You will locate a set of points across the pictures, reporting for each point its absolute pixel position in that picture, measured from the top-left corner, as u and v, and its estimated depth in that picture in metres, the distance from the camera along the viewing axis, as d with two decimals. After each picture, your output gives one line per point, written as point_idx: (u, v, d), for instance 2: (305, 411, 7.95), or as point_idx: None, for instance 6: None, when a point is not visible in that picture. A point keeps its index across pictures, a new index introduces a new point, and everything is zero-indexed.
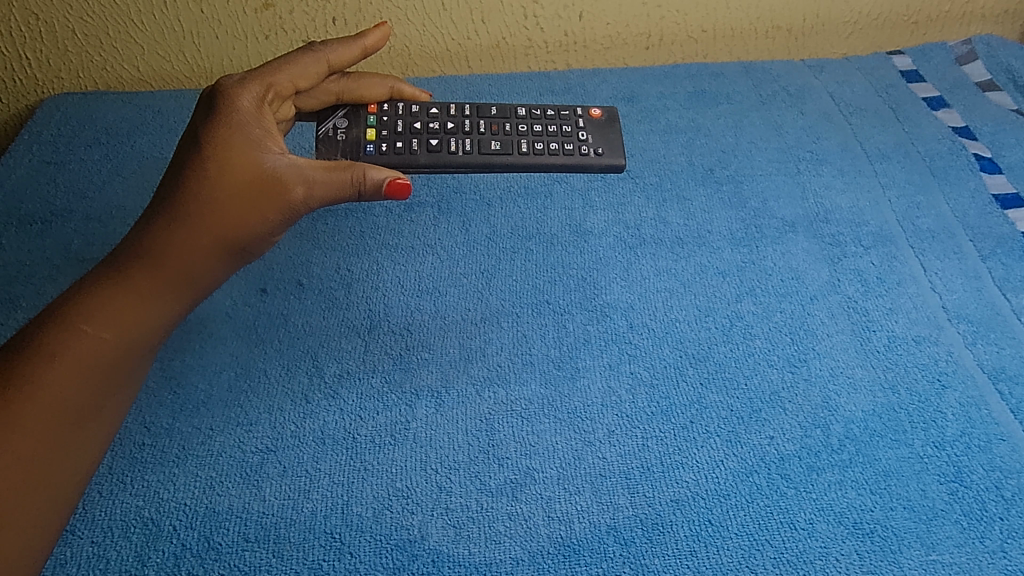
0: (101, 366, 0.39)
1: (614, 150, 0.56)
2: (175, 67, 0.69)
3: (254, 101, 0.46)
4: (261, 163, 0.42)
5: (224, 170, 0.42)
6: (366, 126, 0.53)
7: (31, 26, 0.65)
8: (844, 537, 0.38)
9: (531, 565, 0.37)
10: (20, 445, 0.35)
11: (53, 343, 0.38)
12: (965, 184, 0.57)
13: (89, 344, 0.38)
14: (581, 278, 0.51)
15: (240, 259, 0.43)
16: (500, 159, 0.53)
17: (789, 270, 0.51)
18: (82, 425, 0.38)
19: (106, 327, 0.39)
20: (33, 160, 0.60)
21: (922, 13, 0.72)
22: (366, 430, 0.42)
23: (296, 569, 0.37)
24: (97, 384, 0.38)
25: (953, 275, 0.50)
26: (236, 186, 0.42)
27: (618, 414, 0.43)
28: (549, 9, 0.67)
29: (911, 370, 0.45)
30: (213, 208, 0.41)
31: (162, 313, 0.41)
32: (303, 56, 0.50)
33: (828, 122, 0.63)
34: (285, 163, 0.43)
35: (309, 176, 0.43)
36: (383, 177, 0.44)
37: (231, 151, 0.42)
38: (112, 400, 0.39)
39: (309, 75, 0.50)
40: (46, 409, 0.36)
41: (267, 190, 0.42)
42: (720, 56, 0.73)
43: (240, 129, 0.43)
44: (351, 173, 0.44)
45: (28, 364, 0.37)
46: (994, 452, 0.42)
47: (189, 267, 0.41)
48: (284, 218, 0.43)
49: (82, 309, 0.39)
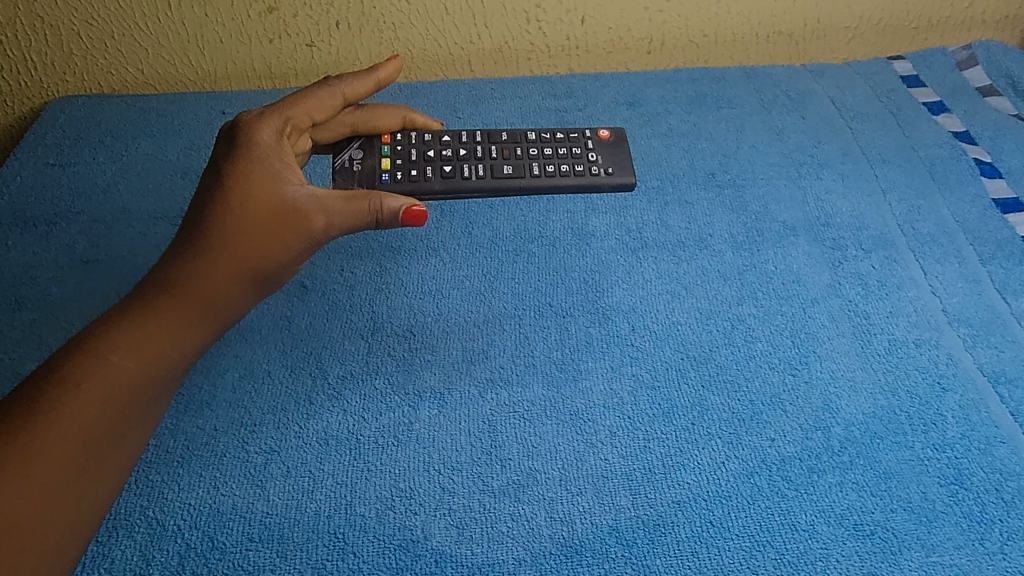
0: (125, 395, 0.38)
1: (624, 168, 0.55)
2: (179, 70, 0.69)
3: (274, 135, 0.46)
4: (284, 194, 0.42)
5: (247, 201, 0.42)
6: (381, 155, 0.53)
7: (36, 29, 0.65)
8: (845, 539, 0.38)
9: (533, 566, 0.38)
10: (35, 473, 0.35)
11: (77, 372, 0.37)
12: (965, 189, 0.57)
13: (113, 371, 0.38)
14: (583, 280, 0.51)
15: (263, 288, 0.43)
16: (512, 183, 0.53)
17: (790, 273, 0.51)
18: (99, 457, 0.37)
19: (130, 357, 0.38)
20: (38, 162, 0.61)
21: (923, 18, 0.72)
22: (369, 431, 0.43)
23: (300, 569, 0.37)
24: (119, 415, 0.38)
25: (953, 279, 0.51)
26: (258, 217, 0.42)
27: (620, 415, 0.43)
28: (551, 14, 0.68)
29: (912, 373, 0.45)
30: (236, 237, 0.41)
31: (185, 344, 0.40)
32: (318, 90, 0.50)
33: (828, 126, 0.63)
34: (305, 194, 0.43)
35: (329, 206, 0.43)
36: (400, 204, 0.44)
37: (251, 184, 0.42)
38: (133, 431, 0.38)
39: (325, 107, 0.50)
40: (66, 437, 0.36)
41: (288, 221, 0.42)
42: (721, 60, 0.73)
43: (260, 162, 0.44)
44: (369, 201, 0.44)
45: (51, 391, 0.36)
46: (994, 454, 0.42)
47: (212, 296, 0.41)
48: (306, 248, 0.43)
49: (106, 337, 0.38)
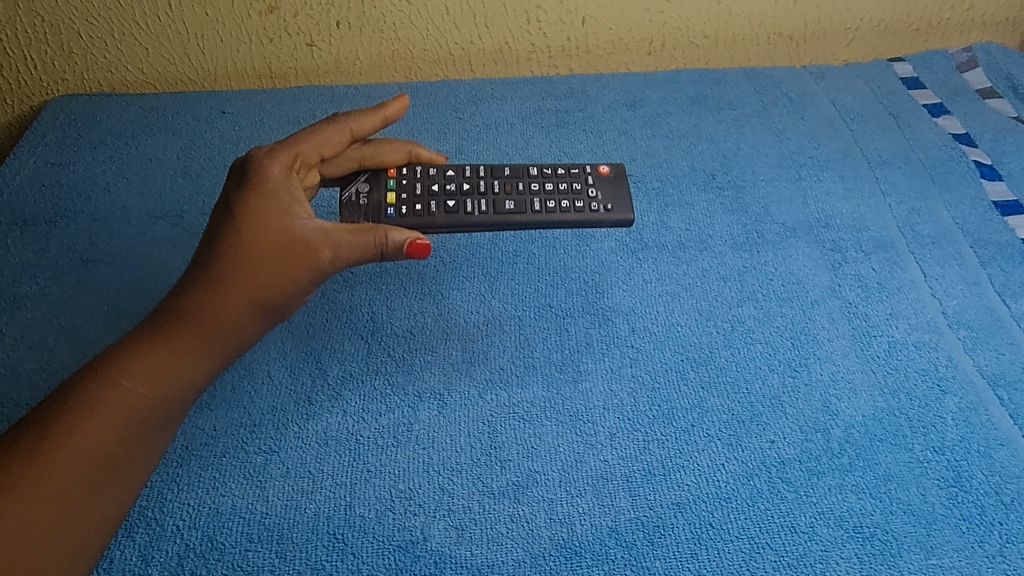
0: (136, 423, 0.37)
1: (622, 204, 0.51)
2: (179, 69, 0.69)
3: (285, 169, 0.45)
4: (293, 226, 0.41)
5: (257, 231, 0.41)
6: (387, 189, 0.50)
7: (36, 27, 0.65)
8: (844, 541, 0.38)
9: (532, 567, 0.37)
10: (40, 495, 0.34)
11: (90, 396, 0.36)
12: (965, 191, 0.57)
13: (122, 398, 0.37)
14: (583, 281, 0.51)
15: (270, 319, 0.42)
16: (513, 219, 0.49)
17: (790, 275, 0.51)
18: (107, 481, 0.36)
19: (143, 384, 0.37)
20: (38, 161, 0.61)
21: (923, 20, 0.72)
22: (369, 432, 0.43)
23: (299, 570, 0.37)
24: (128, 443, 0.37)
25: (953, 281, 0.51)
26: (268, 247, 0.41)
27: (619, 417, 0.43)
28: (552, 14, 0.68)
29: (912, 375, 0.45)
30: (245, 266, 0.40)
31: (197, 373, 0.39)
32: (328, 125, 0.48)
33: (828, 128, 0.63)
34: (314, 227, 0.42)
35: (336, 239, 0.42)
36: (405, 237, 0.43)
37: (261, 215, 0.41)
38: (142, 460, 0.38)
39: (334, 143, 0.48)
40: (72, 461, 0.35)
41: (295, 252, 0.41)
42: (722, 62, 0.73)
43: (270, 194, 0.42)
44: (374, 234, 0.42)
45: (63, 416, 0.35)
46: (993, 457, 0.42)
47: (223, 325, 0.40)
48: (312, 281, 0.42)
49: (120, 362, 0.38)
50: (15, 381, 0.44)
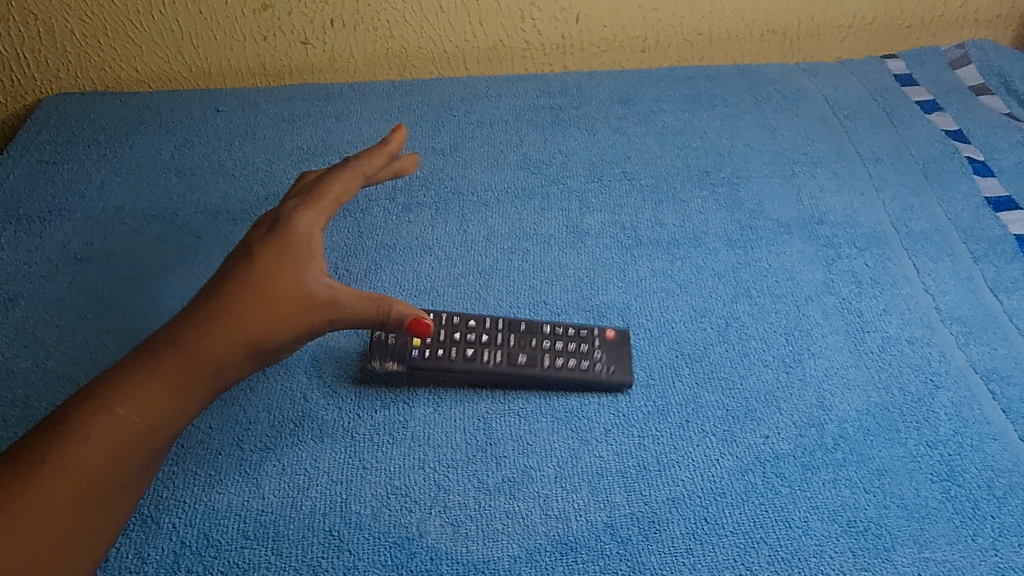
0: (132, 449, 0.36)
1: (624, 366, 0.45)
2: (173, 67, 0.69)
3: (310, 224, 0.44)
4: (303, 280, 0.41)
5: (270, 282, 0.40)
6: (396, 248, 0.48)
7: (30, 26, 0.65)
8: (838, 535, 0.38)
9: (528, 563, 0.37)
10: (37, 515, 0.33)
11: (85, 421, 0.35)
12: (958, 187, 0.57)
13: (119, 424, 0.36)
14: (577, 278, 0.51)
15: (261, 362, 0.41)
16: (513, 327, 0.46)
17: (783, 270, 0.52)
18: (102, 504, 0.35)
19: (140, 411, 0.37)
20: (32, 160, 0.60)
21: (916, 17, 0.73)
22: (364, 429, 0.43)
23: (294, 566, 0.37)
24: (120, 471, 0.36)
25: (945, 276, 0.51)
26: (277, 299, 0.40)
27: (614, 412, 0.43)
28: (546, 12, 0.68)
29: (905, 370, 0.46)
30: (252, 312, 0.39)
31: (190, 407, 0.39)
32: (345, 171, 0.48)
33: (822, 124, 0.64)
34: (323, 286, 0.41)
35: (341, 303, 0.41)
36: (409, 313, 0.41)
37: (277, 268, 0.41)
38: (133, 484, 0.37)
39: (351, 189, 0.49)
40: (68, 484, 0.34)
41: (302, 309, 0.40)
42: (716, 59, 0.74)
43: (290, 248, 0.42)
44: (379, 305, 0.41)
45: (60, 438, 0.35)
46: (986, 451, 0.42)
47: (217, 364, 0.39)
48: (309, 338, 0.41)
49: (114, 387, 0.37)
50: (10, 379, 0.44)
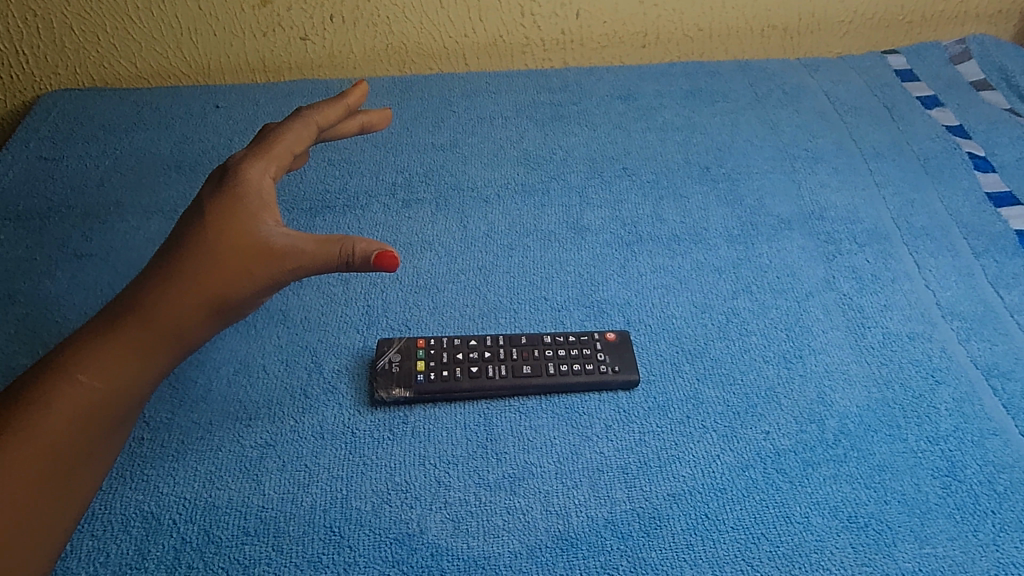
0: (94, 415, 0.37)
1: (628, 364, 0.45)
2: (172, 63, 0.69)
3: (263, 171, 0.42)
4: (255, 230, 0.39)
5: (221, 233, 0.38)
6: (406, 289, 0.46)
7: (28, 22, 0.65)
8: (839, 531, 0.38)
9: (528, 558, 0.37)
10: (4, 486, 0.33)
11: (45, 390, 0.36)
12: (959, 183, 0.57)
13: (79, 391, 0.36)
14: (577, 274, 0.51)
15: (224, 319, 0.40)
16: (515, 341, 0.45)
17: (784, 267, 0.51)
18: (71, 470, 0.36)
19: (99, 376, 0.37)
20: (32, 156, 0.60)
21: (916, 12, 0.73)
22: (365, 425, 0.43)
23: (295, 562, 0.37)
24: (83, 436, 0.36)
25: (947, 272, 0.51)
26: (230, 251, 0.38)
27: (614, 408, 0.43)
28: (546, 8, 0.68)
29: (906, 366, 0.46)
30: (207, 267, 0.38)
31: (150, 368, 0.38)
32: (294, 122, 0.45)
33: (823, 120, 0.63)
34: (278, 234, 0.39)
35: (299, 246, 0.38)
36: (371, 247, 0.38)
37: (229, 218, 0.39)
38: (101, 449, 0.38)
39: (303, 139, 0.45)
40: (33, 453, 0.34)
41: (258, 259, 0.38)
42: (716, 54, 0.74)
43: (241, 196, 0.40)
44: (340, 245, 0.38)
45: (19, 410, 0.35)
46: (987, 447, 0.42)
47: (176, 324, 0.38)
48: (273, 289, 0.39)
49: (73, 355, 0.37)
50: (10, 375, 0.44)
